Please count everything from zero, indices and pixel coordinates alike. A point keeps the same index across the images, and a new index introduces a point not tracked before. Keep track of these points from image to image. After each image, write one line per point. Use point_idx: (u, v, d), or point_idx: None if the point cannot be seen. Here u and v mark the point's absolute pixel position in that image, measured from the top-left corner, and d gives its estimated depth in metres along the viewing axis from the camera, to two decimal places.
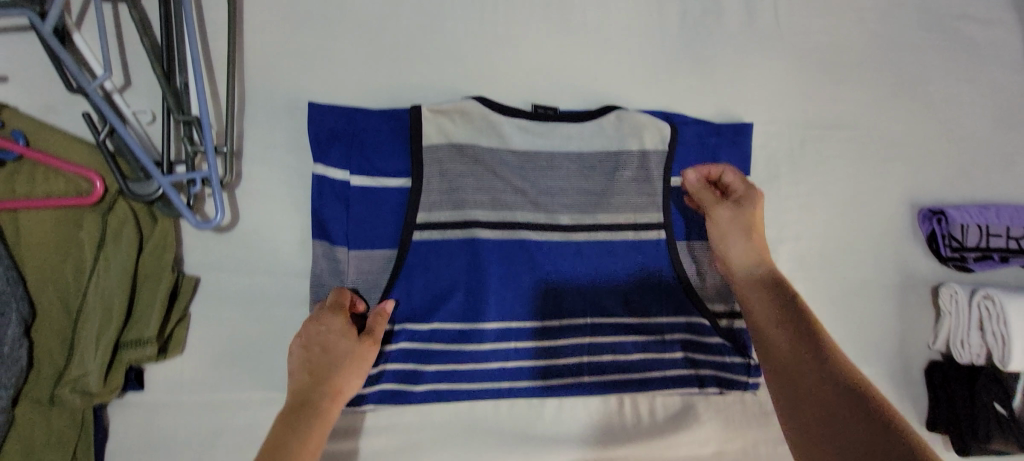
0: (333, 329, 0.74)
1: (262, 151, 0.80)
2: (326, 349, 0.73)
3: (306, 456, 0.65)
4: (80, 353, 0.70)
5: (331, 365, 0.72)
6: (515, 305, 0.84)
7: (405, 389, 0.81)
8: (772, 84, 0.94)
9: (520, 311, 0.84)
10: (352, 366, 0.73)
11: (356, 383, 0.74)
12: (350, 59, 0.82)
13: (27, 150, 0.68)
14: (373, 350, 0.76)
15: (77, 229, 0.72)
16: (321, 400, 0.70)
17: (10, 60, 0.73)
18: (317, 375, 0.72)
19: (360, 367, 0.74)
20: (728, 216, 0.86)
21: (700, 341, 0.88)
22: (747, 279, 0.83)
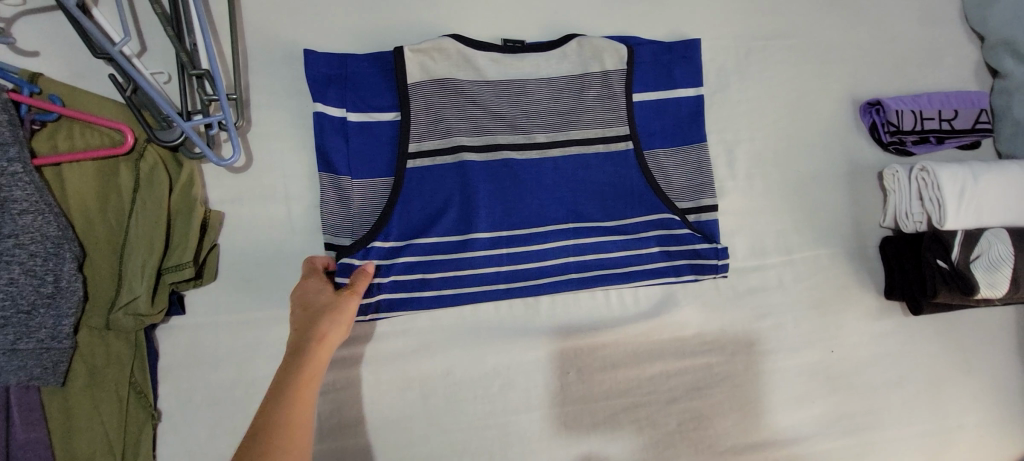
0: (314, 292, 0.82)
1: (268, 100, 0.91)
2: (310, 309, 0.80)
3: (300, 393, 0.69)
4: (129, 281, 0.80)
5: (314, 315, 0.78)
6: (504, 217, 0.93)
7: (414, 297, 0.91)
8: (714, 4, 1.05)
9: (509, 223, 0.93)
10: (332, 312, 0.79)
11: (341, 328, 0.78)
12: (337, 13, 0.93)
13: (65, 110, 0.78)
14: (351, 298, 0.81)
15: (114, 177, 0.83)
16: (307, 344, 0.75)
17: (41, 38, 0.85)
18: (302, 327, 0.77)
19: (342, 313, 0.79)
20: None
21: (672, 234, 0.97)
22: None
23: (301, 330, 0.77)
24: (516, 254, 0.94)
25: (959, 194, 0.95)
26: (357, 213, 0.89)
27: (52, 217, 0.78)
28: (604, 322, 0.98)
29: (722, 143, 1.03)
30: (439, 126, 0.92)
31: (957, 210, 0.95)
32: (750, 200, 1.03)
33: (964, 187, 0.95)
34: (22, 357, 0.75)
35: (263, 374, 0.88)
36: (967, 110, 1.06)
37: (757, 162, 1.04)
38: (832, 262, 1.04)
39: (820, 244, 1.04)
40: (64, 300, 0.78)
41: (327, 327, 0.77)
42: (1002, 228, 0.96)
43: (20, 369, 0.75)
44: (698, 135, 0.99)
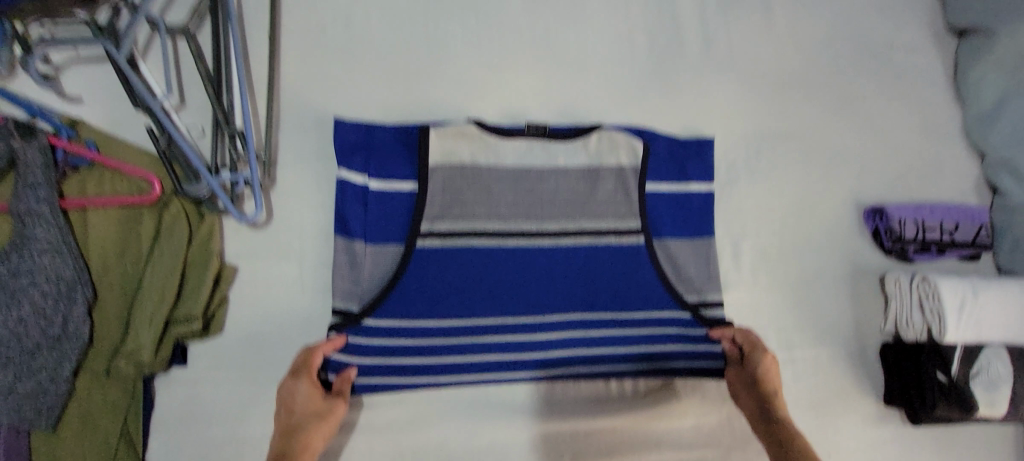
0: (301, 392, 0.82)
1: (295, 160, 0.94)
2: (297, 410, 0.81)
3: None
4: (135, 330, 0.81)
5: (299, 421, 0.79)
6: (509, 301, 0.95)
7: (412, 378, 0.91)
8: (728, 103, 1.10)
9: (513, 307, 0.95)
10: (317, 419, 0.80)
11: (326, 434, 0.80)
12: (371, 84, 0.98)
13: (97, 156, 0.81)
14: (341, 406, 0.83)
15: (136, 224, 0.85)
16: (290, 450, 0.77)
17: (86, 85, 0.89)
18: (287, 431, 0.79)
19: (326, 422, 0.81)
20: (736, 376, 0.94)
21: (669, 332, 0.98)
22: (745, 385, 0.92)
23: (287, 432, 0.79)
24: (517, 340, 0.95)
25: (959, 308, 0.97)
26: (366, 279, 0.91)
27: (71, 260, 0.80)
28: (602, 406, 0.97)
29: (730, 235, 1.06)
30: (452, 207, 0.95)
31: (957, 322, 0.96)
32: (754, 294, 1.04)
33: (964, 302, 0.97)
34: (16, 400, 0.76)
35: (255, 435, 0.86)
36: (967, 224, 1.09)
37: (763, 257, 1.06)
38: (832, 364, 1.04)
39: (821, 344, 1.05)
40: (70, 344, 0.79)
41: (313, 434, 0.79)
42: (1001, 345, 0.98)
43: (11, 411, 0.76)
44: (707, 229, 1.02)
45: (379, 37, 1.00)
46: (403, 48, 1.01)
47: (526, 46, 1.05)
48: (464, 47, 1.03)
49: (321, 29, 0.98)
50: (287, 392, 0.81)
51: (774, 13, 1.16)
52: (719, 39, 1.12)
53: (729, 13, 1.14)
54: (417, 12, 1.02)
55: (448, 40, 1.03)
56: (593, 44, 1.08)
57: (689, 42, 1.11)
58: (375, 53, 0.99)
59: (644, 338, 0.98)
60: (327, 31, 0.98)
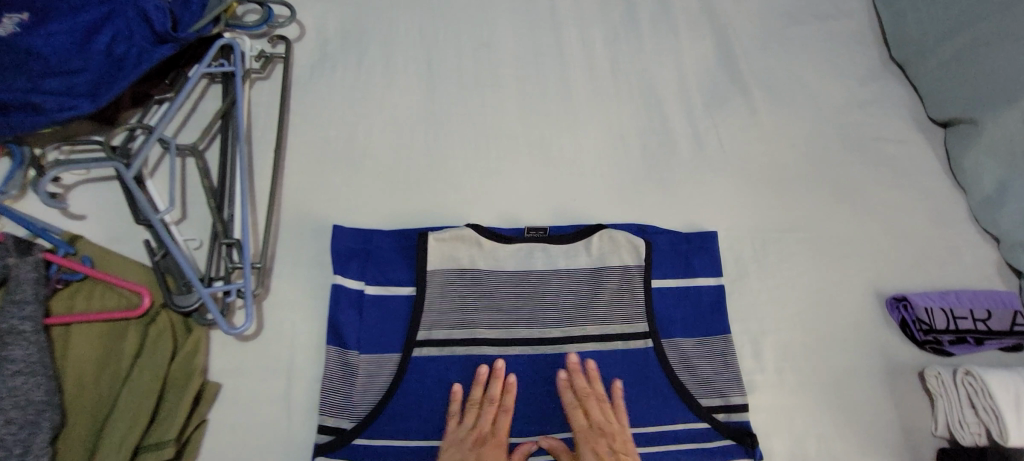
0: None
1: (291, 269, 0.92)
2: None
3: None
4: (100, 459, 0.73)
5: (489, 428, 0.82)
6: (512, 417, 0.87)
7: None
8: (726, 198, 1.10)
9: (517, 423, 0.88)
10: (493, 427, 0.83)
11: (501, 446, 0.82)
12: (371, 192, 1.00)
13: (91, 271, 0.81)
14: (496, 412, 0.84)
15: (120, 340, 0.81)
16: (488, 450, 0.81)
17: (91, 202, 0.90)
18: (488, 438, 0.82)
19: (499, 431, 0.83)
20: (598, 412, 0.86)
21: (685, 449, 0.88)
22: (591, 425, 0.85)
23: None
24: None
25: (1016, 404, 0.87)
26: (358, 391, 0.85)
27: (43, 380, 0.75)
28: None
29: (748, 332, 0.99)
30: (450, 315, 0.91)
31: (1018, 422, 0.86)
32: (784, 397, 0.95)
33: (1020, 395, 0.87)
34: None
35: None
36: (1000, 309, 1.02)
37: (786, 354, 0.98)
38: None
39: (867, 453, 0.93)
40: None
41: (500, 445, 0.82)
42: None
43: None
44: (721, 327, 0.97)
45: (381, 149, 1.04)
46: (403, 157, 1.04)
47: (523, 151, 1.08)
48: (463, 153, 1.06)
49: (325, 143, 1.02)
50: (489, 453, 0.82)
51: (759, 114, 1.21)
52: (709, 139, 1.16)
53: (716, 115, 1.19)
54: (417, 125, 1.07)
55: (446, 148, 1.06)
56: (587, 147, 1.11)
57: (680, 142, 1.15)
58: (376, 162, 1.02)
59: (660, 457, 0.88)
60: (331, 144, 1.02)
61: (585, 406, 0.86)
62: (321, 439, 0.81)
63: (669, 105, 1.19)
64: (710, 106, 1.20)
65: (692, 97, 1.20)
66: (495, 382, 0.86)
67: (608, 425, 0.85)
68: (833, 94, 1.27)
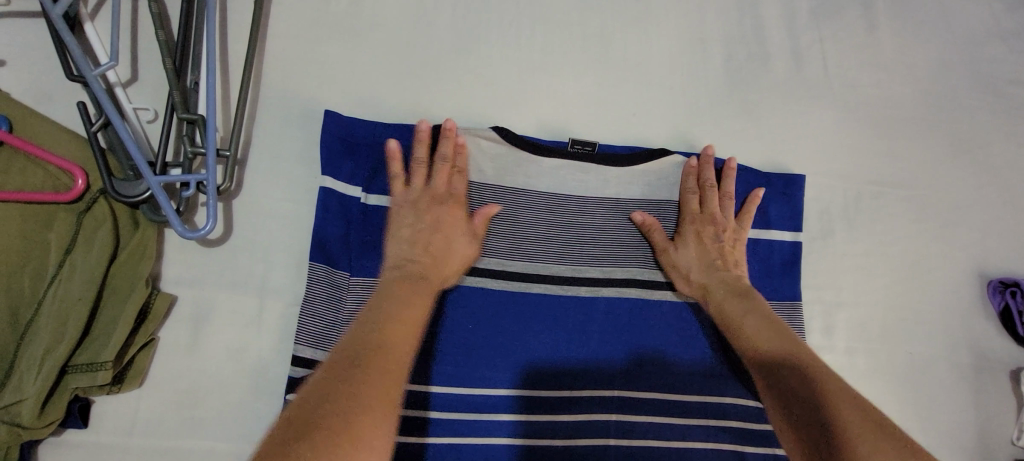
0: (452, 276, 0.70)
1: (269, 162, 0.72)
2: (335, 348, 0.52)
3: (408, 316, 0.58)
4: (20, 375, 0.58)
5: (445, 240, 0.69)
6: (516, 362, 0.71)
7: None
8: (821, 134, 0.88)
9: (523, 373, 0.71)
10: (450, 223, 0.70)
11: (462, 237, 0.71)
12: (379, 73, 0.77)
13: (5, 135, 0.61)
14: (455, 185, 0.72)
15: (45, 230, 0.63)
16: (428, 257, 0.67)
17: (11, 45, 0.68)
18: (420, 242, 0.68)
19: (455, 229, 0.70)
20: (709, 204, 0.78)
21: (727, 428, 0.75)
22: (703, 217, 0.78)
23: (338, 365, 0.50)
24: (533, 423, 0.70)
25: None
26: (342, 321, 0.68)
27: None
28: None
29: (822, 303, 0.82)
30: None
31: None
32: (851, 383, 0.80)
33: None
34: None
35: None
36: None
37: (861, 333, 0.82)
38: None
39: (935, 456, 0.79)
40: None
41: (451, 244, 0.69)
42: None
43: None
44: (791, 293, 0.80)
45: (395, 17, 0.79)
46: (422, 31, 0.79)
47: (578, 44, 0.84)
48: (501, 37, 0.82)
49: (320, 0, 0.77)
50: (434, 257, 0.67)
51: (879, 32, 0.94)
52: (813, 56, 0.91)
53: (827, 26, 0.92)
54: None
55: (481, 27, 0.81)
56: (659, 47, 0.86)
57: (777, 56, 0.90)
58: (387, 34, 0.78)
59: (698, 431, 0.74)
60: (328, 3, 0.77)
61: (703, 194, 0.79)
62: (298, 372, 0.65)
63: (768, 6, 0.91)
64: (820, 13, 0.93)
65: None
66: (447, 142, 0.72)
67: (721, 218, 0.78)
68: (972, 18, 0.99)
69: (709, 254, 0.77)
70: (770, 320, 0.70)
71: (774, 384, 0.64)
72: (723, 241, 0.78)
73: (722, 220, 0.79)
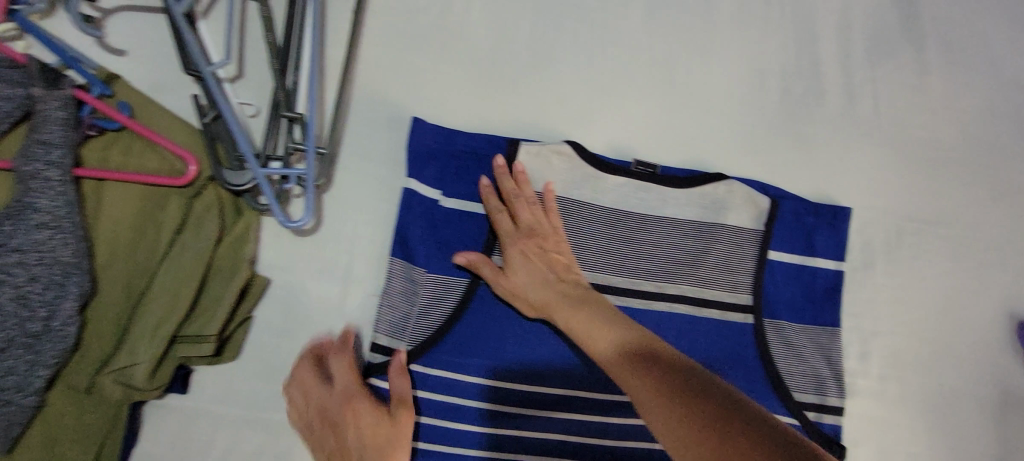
0: (526, 304, 0.73)
1: (358, 161, 0.77)
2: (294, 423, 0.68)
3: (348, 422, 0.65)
4: (133, 341, 0.64)
5: (522, 261, 0.73)
6: (554, 358, 0.75)
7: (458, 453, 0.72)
8: (869, 170, 0.92)
9: (573, 371, 0.76)
10: (527, 240, 0.74)
11: (528, 254, 0.73)
12: (460, 84, 0.82)
13: (131, 122, 0.67)
14: (525, 202, 0.76)
15: (160, 211, 0.69)
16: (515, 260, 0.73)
17: (132, 37, 0.74)
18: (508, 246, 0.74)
19: (531, 243, 0.74)
20: (506, 224, 0.75)
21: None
22: (510, 232, 0.74)
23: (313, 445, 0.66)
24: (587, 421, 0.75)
25: None
26: (415, 314, 0.74)
27: (73, 239, 0.64)
28: None
29: (858, 331, 0.86)
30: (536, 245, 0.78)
31: None
32: (880, 408, 0.85)
33: None
34: None
35: None
36: None
37: (895, 362, 0.86)
38: None
39: None
40: (49, 345, 0.63)
41: (519, 259, 0.73)
42: None
43: None
44: (830, 319, 0.85)
45: (477, 32, 0.84)
46: (502, 47, 0.84)
47: (645, 69, 0.89)
48: (574, 57, 0.87)
49: (410, 13, 0.82)
50: (504, 271, 0.73)
51: (930, 75, 0.98)
52: (865, 94, 0.95)
53: (880, 66, 0.96)
54: (525, 10, 0.86)
55: (556, 47, 0.86)
56: (720, 77, 0.91)
57: (831, 92, 0.94)
58: (470, 48, 0.83)
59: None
60: (418, 15, 0.83)
61: (512, 209, 0.76)
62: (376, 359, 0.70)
63: (826, 43, 0.96)
64: (874, 52, 0.97)
65: (854, 38, 0.96)
66: (510, 177, 0.76)
67: (539, 227, 0.75)
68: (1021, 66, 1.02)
69: (541, 272, 0.72)
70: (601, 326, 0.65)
71: (656, 383, 0.56)
72: (547, 251, 0.74)
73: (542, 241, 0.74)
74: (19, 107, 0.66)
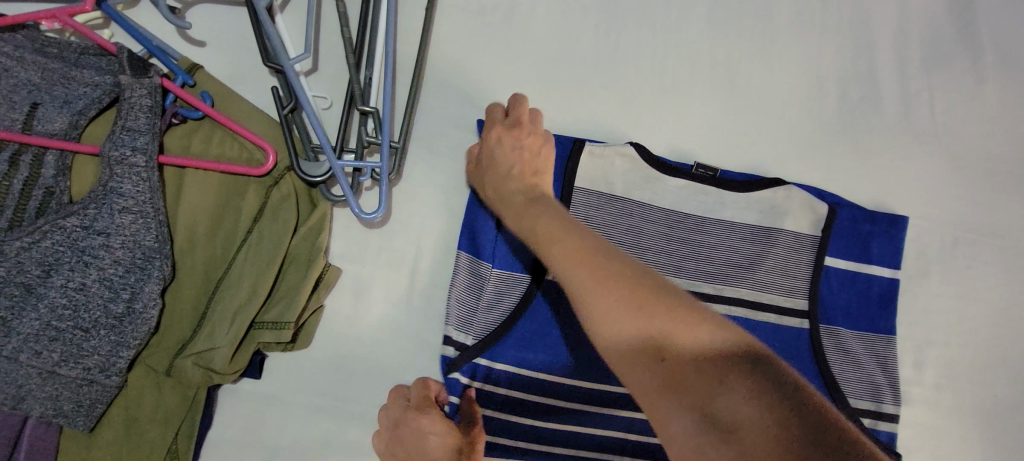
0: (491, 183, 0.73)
1: (426, 156, 0.79)
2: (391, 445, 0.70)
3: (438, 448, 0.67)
4: (212, 327, 0.66)
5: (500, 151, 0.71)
6: None
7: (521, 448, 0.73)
8: (924, 179, 0.92)
9: None
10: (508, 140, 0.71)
11: (504, 148, 0.71)
12: (526, 84, 0.83)
13: (213, 111, 0.68)
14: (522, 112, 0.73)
15: (238, 199, 0.70)
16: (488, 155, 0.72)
17: (211, 29, 0.76)
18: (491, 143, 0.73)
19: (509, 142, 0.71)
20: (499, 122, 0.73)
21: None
22: (501, 129, 0.72)
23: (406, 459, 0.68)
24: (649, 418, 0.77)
25: None
26: (481, 308, 0.73)
27: (155, 224, 0.66)
28: None
29: (913, 339, 0.87)
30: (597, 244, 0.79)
31: None
32: (935, 417, 0.85)
33: None
34: (58, 384, 0.62)
35: None
36: None
37: (950, 372, 0.86)
38: None
39: None
40: (132, 328, 0.65)
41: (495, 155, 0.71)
42: None
43: (49, 398, 0.62)
44: (886, 326, 0.85)
45: (543, 33, 0.85)
46: (567, 48, 0.86)
47: (705, 73, 0.90)
48: (636, 60, 0.88)
49: (478, 11, 0.84)
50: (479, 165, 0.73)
51: (987, 86, 0.98)
52: (921, 104, 0.95)
53: (936, 76, 0.97)
54: (589, 12, 0.87)
55: (619, 50, 0.87)
56: (778, 83, 0.92)
57: (887, 100, 0.94)
58: (536, 48, 0.84)
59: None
60: (485, 14, 0.84)
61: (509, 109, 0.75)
62: (451, 354, 0.71)
63: (882, 52, 0.96)
64: (929, 62, 0.97)
65: (911, 48, 0.97)
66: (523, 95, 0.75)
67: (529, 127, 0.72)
68: None
69: (510, 161, 0.70)
70: (632, 307, 0.52)
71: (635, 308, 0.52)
72: (525, 147, 0.71)
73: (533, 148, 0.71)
74: (108, 94, 0.68)
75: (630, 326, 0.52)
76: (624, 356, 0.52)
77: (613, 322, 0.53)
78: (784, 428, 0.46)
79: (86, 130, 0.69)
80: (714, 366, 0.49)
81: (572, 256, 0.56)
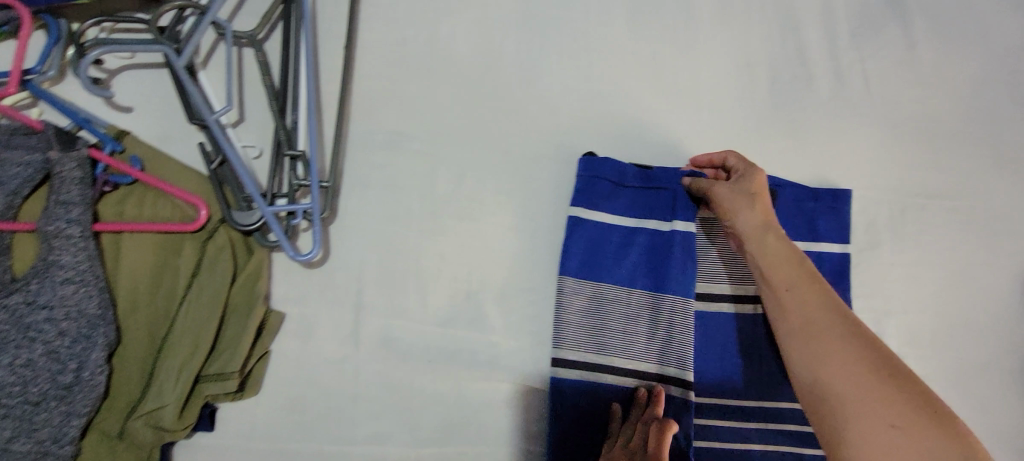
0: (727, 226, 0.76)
1: (360, 191, 0.80)
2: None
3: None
4: (159, 385, 0.67)
5: (743, 206, 0.75)
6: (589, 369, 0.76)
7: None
8: (864, 150, 0.93)
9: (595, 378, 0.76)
10: (745, 201, 0.75)
11: (762, 210, 0.75)
12: (453, 106, 0.84)
13: (140, 174, 0.70)
14: (757, 176, 0.77)
15: (175, 256, 0.72)
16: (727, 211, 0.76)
17: (137, 94, 0.78)
18: (728, 198, 0.76)
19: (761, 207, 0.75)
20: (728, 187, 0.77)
21: (787, 432, 0.80)
22: (707, 189, 0.77)
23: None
24: (600, 409, 0.76)
25: None
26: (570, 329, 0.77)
27: (95, 292, 0.67)
28: None
29: (870, 311, 0.86)
30: (614, 261, 0.80)
31: None
32: None
33: None
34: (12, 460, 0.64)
35: None
36: None
37: (910, 339, 0.86)
38: None
39: None
40: (81, 395, 0.66)
41: (737, 212, 0.75)
42: None
43: None
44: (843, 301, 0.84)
45: (465, 55, 0.87)
46: (490, 67, 0.87)
47: (632, 73, 0.90)
48: (562, 69, 0.89)
49: (399, 43, 0.86)
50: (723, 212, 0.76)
51: (918, 50, 0.98)
52: (854, 75, 0.96)
53: (866, 46, 0.97)
54: (509, 28, 0.89)
55: (543, 61, 0.89)
56: (707, 73, 0.92)
57: (819, 76, 0.95)
58: (459, 71, 0.86)
59: (758, 434, 0.80)
60: (406, 44, 0.86)
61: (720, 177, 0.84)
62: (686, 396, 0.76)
63: (809, 30, 0.97)
64: (859, 33, 0.97)
65: (838, 21, 0.97)
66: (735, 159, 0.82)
67: (749, 186, 0.76)
68: (1013, 30, 1.01)
69: (757, 229, 0.74)
70: (863, 367, 0.63)
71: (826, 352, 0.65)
72: (747, 205, 0.75)
73: (749, 205, 0.75)
74: (39, 172, 0.69)
75: (855, 371, 0.62)
76: (819, 378, 0.64)
77: (816, 364, 0.65)
78: (923, 438, 0.58)
79: (21, 207, 0.70)
80: (912, 409, 0.60)
81: (799, 306, 0.69)
